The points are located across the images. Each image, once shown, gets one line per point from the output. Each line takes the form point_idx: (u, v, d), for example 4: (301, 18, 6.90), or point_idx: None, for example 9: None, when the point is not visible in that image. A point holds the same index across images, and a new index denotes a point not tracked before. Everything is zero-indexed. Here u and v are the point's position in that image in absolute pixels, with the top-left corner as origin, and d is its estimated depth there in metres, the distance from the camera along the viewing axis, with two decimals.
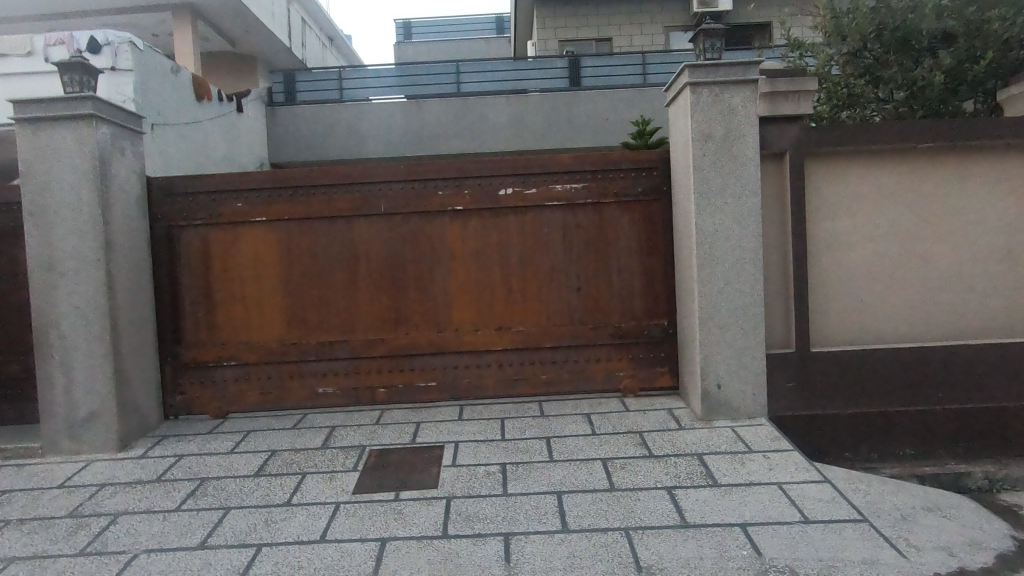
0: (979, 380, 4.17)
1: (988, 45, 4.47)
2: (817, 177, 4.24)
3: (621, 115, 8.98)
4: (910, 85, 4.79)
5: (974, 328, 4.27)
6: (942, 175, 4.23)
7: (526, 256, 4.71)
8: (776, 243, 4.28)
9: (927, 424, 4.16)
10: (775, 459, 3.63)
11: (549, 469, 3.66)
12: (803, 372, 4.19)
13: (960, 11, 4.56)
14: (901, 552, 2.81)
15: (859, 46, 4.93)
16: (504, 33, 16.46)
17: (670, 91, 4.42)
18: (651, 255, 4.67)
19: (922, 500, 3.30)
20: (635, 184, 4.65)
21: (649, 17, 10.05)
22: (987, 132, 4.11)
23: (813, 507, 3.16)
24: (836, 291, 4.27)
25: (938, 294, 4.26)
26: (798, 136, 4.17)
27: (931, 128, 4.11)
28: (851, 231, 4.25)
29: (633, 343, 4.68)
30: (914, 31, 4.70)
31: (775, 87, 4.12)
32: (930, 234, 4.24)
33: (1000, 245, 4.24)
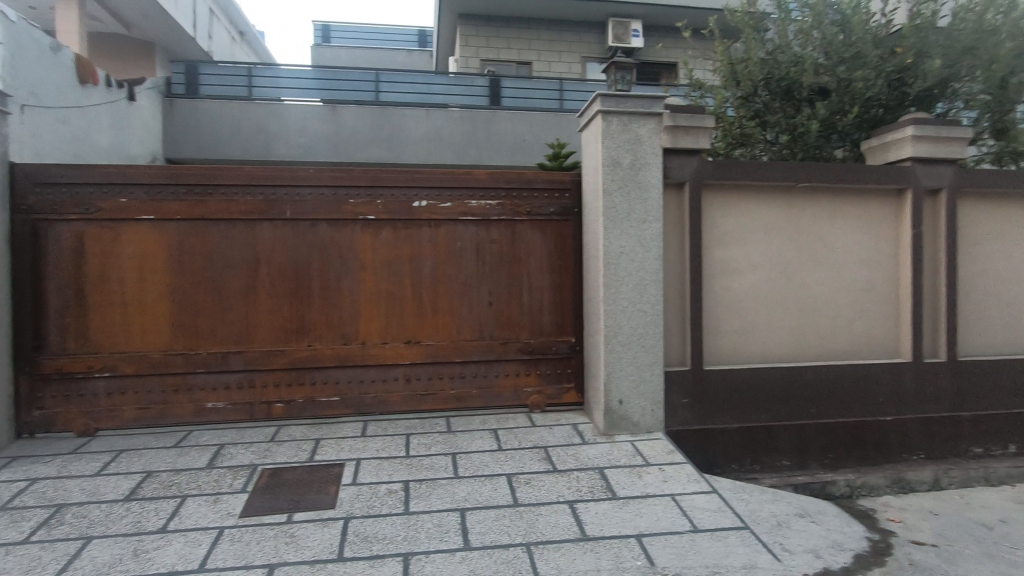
0: (844, 398, 4.65)
1: (854, 102, 5.08)
2: (713, 207, 4.59)
3: (538, 136, 9.17)
4: (792, 130, 5.35)
5: (841, 349, 4.76)
6: (816, 212, 4.73)
7: (438, 270, 4.67)
8: (675, 266, 4.56)
9: (801, 437, 4.56)
10: (670, 472, 3.81)
11: (454, 485, 3.61)
12: (696, 388, 4.46)
13: (833, 69, 5.11)
14: (776, 556, 3.05)
15: (750, 91, 5.43)
16: (426, 47, 16.49)
17: (583, 117, 4.63)
18: (560, 273, 4.80)
19: (794, 507, 3.61)
20: (548, 204, 4.78)
21: (567, 46, 10.47)
22: (852, 177, 4.65)
23: (702, 516, 3.35)
24: (726, 313, 4.61)
25: (812, 319, 4.72)
26: (696, 168, 4.49)
27: (807, 169, 4.59)
28: (740, 258, 4.62)
29: (541, 359, 4.75)
30: (796, 83, 5.25)
31: (677, 121, 4.41)
32: (805, 264, 4.71)
33: (862, 276, 4.79)
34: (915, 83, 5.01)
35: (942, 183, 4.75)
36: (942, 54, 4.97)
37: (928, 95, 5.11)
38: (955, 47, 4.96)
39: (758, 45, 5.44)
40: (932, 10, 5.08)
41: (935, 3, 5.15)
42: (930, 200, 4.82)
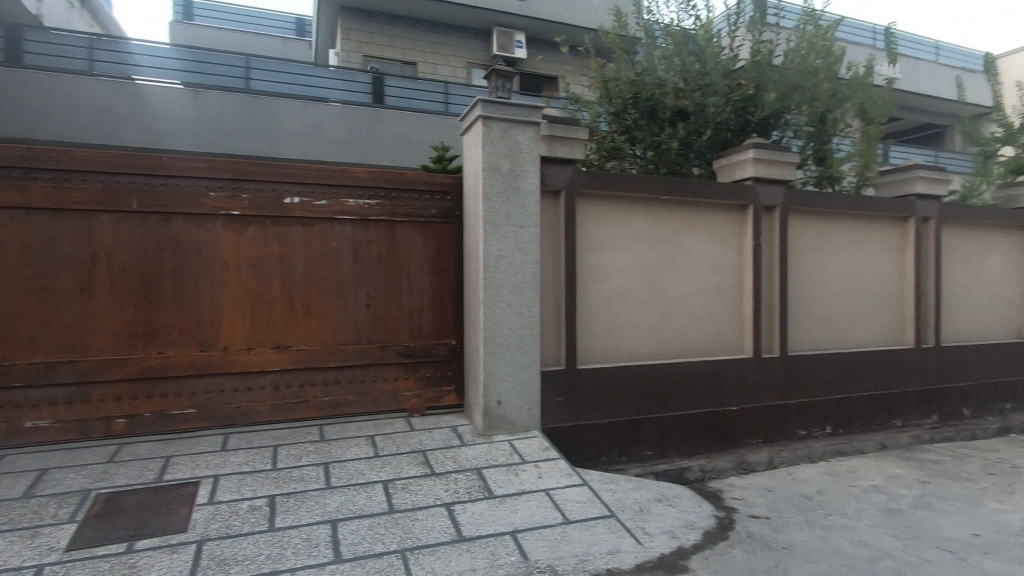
0: (698, 391, 5.14)
1: (707, 125, 5.67)
2: (586, 214, 4.85)
3: (423, 138, 8.99)
4: (656, 147, 5.84)
5: (696, 348, 5.27)
6: (676, 222, 5.19)
7: (312, 271, 4.44)
8: (551, 270, 4.75)
9: (663, 428, 4.96)
10: (544, 468, 3.95)
11: (325, 497, 3.44)
12: (569, 387, 4.68)
13: (690, 94, 5.65)
14: (638, 540, 3.29)
15: (620, 108, 5.86)
16: (304, 37, 15.66)
17: (464, 121, 4.67)
18: (440, 276, 4.78)
19: (655, 493, 3.92)
20: (428, 206, 4.74)
21: (452, 50, 10.50)
22: (705, 193, 5.17)
23: (573, 508, 3.52)
24: (598, 315, 4.89)
25: (672, 320, 5.17)
26: (570, 177, 4.72)
27: (669, 184, 5.03)
28: (610, 264, 4.94)
29: (420, 362, 4.70)
30: (659, 104, 5.74)
31: (552, 131, 4.61)
32: (666, 270, 5.15)
33: (712, 281, 5.34)
34: (755, 113, 5.70)
35: (776, 201, 5.46)
36: (776, 88, 5.70)
37: (765, 123, 5.84)
38: (786, 84, 5.71)
39: (627, 66, 5.87)
40: (769, 50, 5.80)
41: (771, 43, 5.89)
42: (767, 215, 5.51)
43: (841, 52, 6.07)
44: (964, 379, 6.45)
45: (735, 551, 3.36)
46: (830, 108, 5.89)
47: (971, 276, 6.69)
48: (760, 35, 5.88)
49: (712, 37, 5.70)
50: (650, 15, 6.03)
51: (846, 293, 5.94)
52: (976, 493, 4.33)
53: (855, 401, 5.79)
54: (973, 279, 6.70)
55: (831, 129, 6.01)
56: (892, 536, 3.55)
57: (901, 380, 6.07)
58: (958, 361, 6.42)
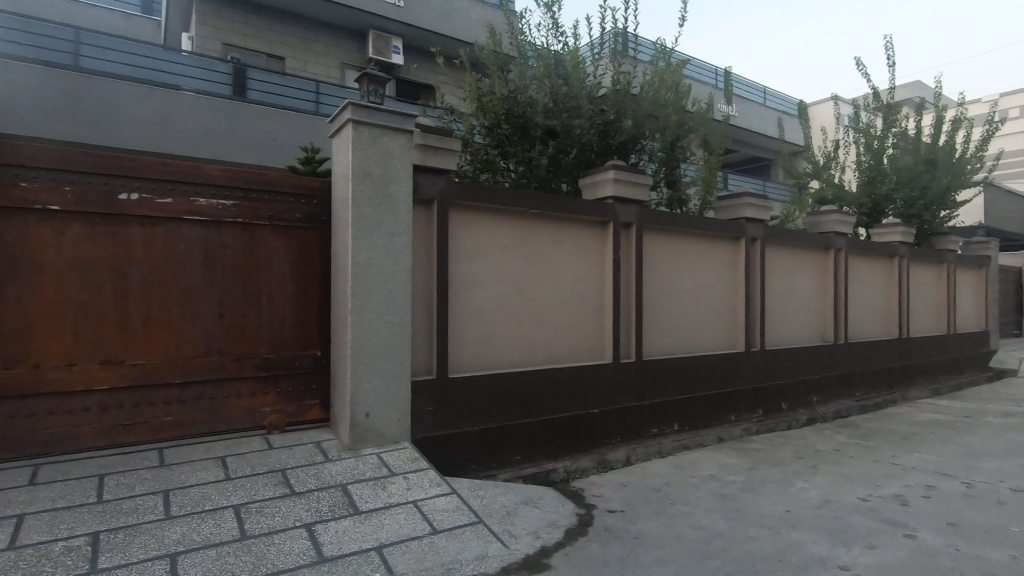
0: (563, 395, 5.41)
1: (574, 145, 6.04)
2: (459, 224, 4.91)
3: (290, 136, 8.47)
4: (527, 163, 6.11)
5: (561, 355, 5.55)
6: (544, 234, 5.45)
7: (153, 276, 3.98)
8: (422, 280, 4.73)
9: (530, 433, 5.13)
10: (412, 479, 3.88)
11: (163, 529, 3.08)
12: (440, 396, 4.67)
13: (559, 114, 5.99)
14: (504, 543, 3.39)
15: (494, 123, 6.07)
16: (151, 15, 14.05)
17: (333, 123, 4.51)
18: (305, 284, 4.54)
19: (521, 497, 4.06)
20: (293, 210, 4.49)
21: (325, 48, 10.08)
22: (571, 209, 5.50)
23: (441, 517, 3.51)
24: (469, 324, 4.97)
25: (539, 329, 5.41)
26: (443, 187, 4.75)
27: (537, 198, 5.27)
28: (481, 274, 5.04)
29: (281, 375, 4.41)
30: (530, 122, 6.00)
31: (426, 140, 4.62)
32: (534, 280, 5.38)
33: (576, 292, 5.67)
34: (615, 137, 6.18)
35: (632, 219, 5.96)
36: (634, 116, 6.23)
37: (624, 147, 6.35)
38: (642, 112, 6.27)
39: (501, 83, 6.07)
40: (627, 80, 6.32)
41: (630, 74, 6.42)
42: (625, 232, 5.99)
43: (688, 88, 6.79)
44: (782, 377, 7.50)
45: (592, 545, 3.57)
46: (678, 138, 6.57)
47: (787, 288, 7.82)
48: (620, 66, 6.39)
49: (579, 63, 6.08)
50: (523, 36, 6.30)
51: (690, 303, 6.65)
52: (789, 475, 5.05)
53: (698, 400, 6.47)
54: (789, 291, 7.84)
55: (679, 156, 6.71)
56: (724, 518, 4.02)
57: (734, 380, 6.90)
58: (778, 362, 7.46)
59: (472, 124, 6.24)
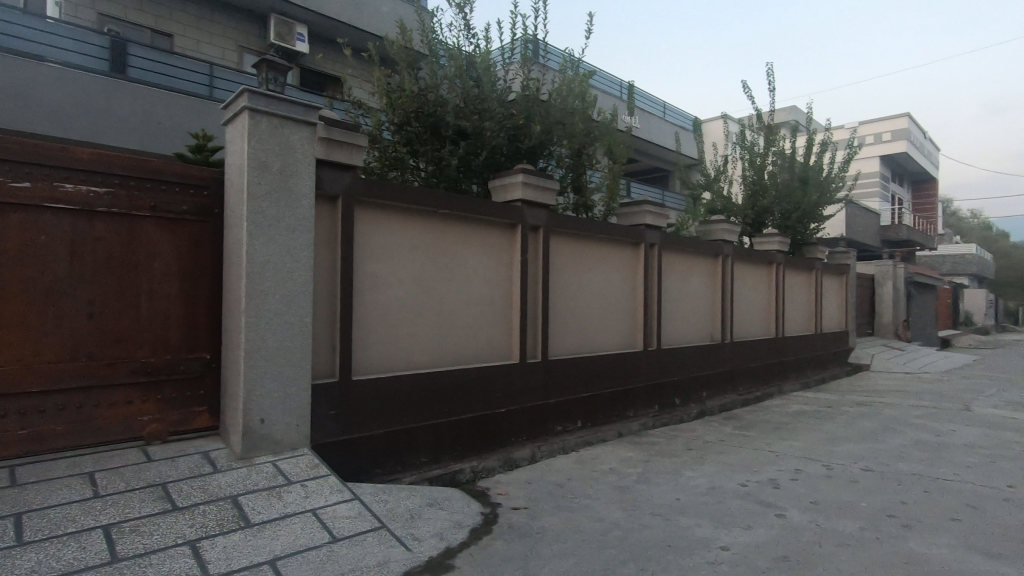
0: (470, 395, 5.42)
1: (484, 147, 6.08)
2: (365, 222, 4.78)
3: (179, 121, 7.79)
4: (436, 162, 6.07)
5: (468, 356, 5.56)
6: (453, 235, 5.44)
7: (6, 271, 3.50)
8: (325, 279, 4.54)
9: (437, 434, 5.10)
10: (311, 486, 3.71)
11: (14, 557, 2.71)
12: (342, 399, 4.51)
13: (469, 115, 6.00)
14: (407, 547, 3.35)
15: (403, 120, 5.96)
16: None
17: (228, 109, 4.22)
18: (193, 281, 4.20)
19: (426, 499, 4.03)
20: (180, 201, 4.14)
21: (220, 29, 9.40)
22: (480, 210, 5.54)
23: (341, 525, 3.39)
24: (374, 324, 4.84)
25: (446, 329, 5.39)
26: (348, 183, 4.60)
27: (446, 198, 5.26)
28: (388, 273, 4.93)
29: (163, 381, 4.05)
30: (441, 122, 5.97)
31: (331, 134, 4.46)
32: (442, 280, 5.35)
33: (484, 293, 5.72)
34: (525, 141, 6.30)
35: (539, 222, 6.11)
36: (543, 121, 6.38)
37: (533, 151, 6.49)
38: (550, 119, 6.44)
39: (411, 80, 5.98)
40: (536, 87, 6.46)
41: (539, 81, 6.57)
42: (532, 234, 6.12)
43: (593, 99, 7.08)
44: (675, 374, 8.02)
45: (496, 543, 3.61)
46: (584, 145, 6.82)
47: (680, 291, 8.38)
48: (529, 72, 6.52)
49: (489, 66, 6.14)
50: (435, 35, 6.25)
51: (593, 304, 6.93)
52: (680, 465, 5.41)
53: (599, 397, 6.76)
54: (682, 294, 8.40)
55: (585, 163, 6.97)
56: (621, 509, 4.23)
57: (632, 377, 7.29)
58: (672, 360, 7.97)
59: (380, 120, 6.09)
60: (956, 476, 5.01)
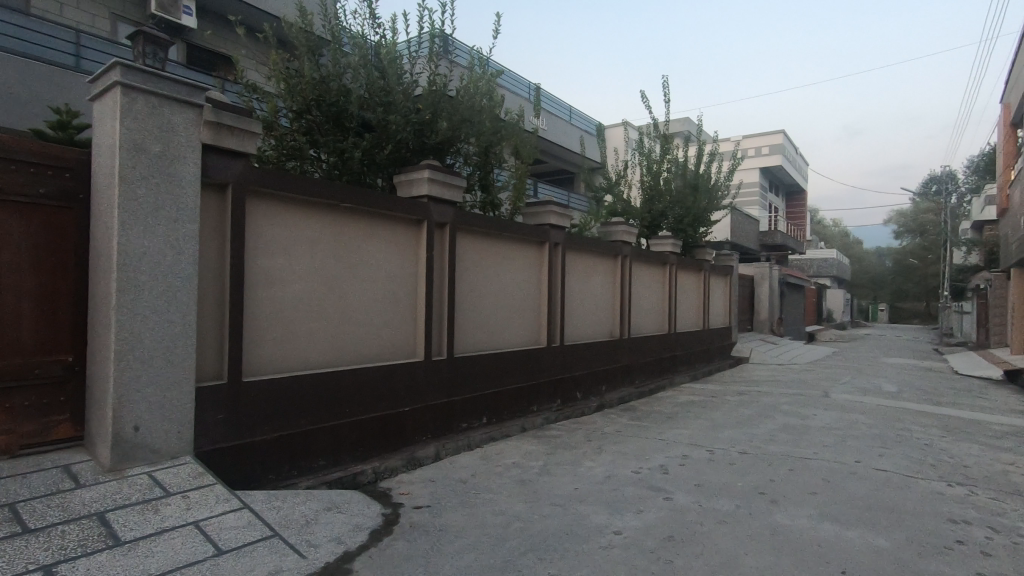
0: (372, 395, 5.28)
1: (389, 140, 5.95)
2: (258, 214, 4.49)
3: (35, 93, 6.87)
4: (338, 154, 5.84)
5: (370, 354, 5.42)
6: (355, 230, 5.26)
7: None
8: (213, 274, 4.22)
9: (336, 435, 4.91)
10: (194, 497, 3.44)
11: None
12: (231, 402, 4.22)
13: (374, 107, 5.84)
14: (302, 554, 3.21)
15: (302, 108, 5.67)
16: None
17: (96, 84, 3.79)
18: (52, 275, 3.72)
19: (323, 503, 3.88)
20: (35, 184, 3.65)
21: None
22: (384, 205, 5.40)
23: (228, 536, 3.18)
24: (267, 321, 4.57)
25: (347, 327, 5.20)
26: (240, 172, 4.30)
27: (349, 191, 5.07)
28: (283, 268, 4.67)
29: (14, 388, 3.56)
30: (343, 111, 5.75)
31: (220, 118, 4.12)
32: (343, 277, 5.16)
33: (388, 289, 5.59)
34: (431, 137, 6.24)
35: (446, 219, 6.08)
36: (449, 118, 6.35)
37: (440, 147, 6.45)
38: (457, 116, 6.43)
39: (312, 66, 5.70)
40: (444, 83, 6.42)
41: (446, 77, 6.54)
42: (439, 232, 6.08)
43: (500, 98, 7.15)
44: (577, 369, 8.33)
45: (397, 543, 3.57)
46: (492, 144, 6.88)
47: (582, 289, 8.70)
48: (436, 67, 6.47)
49: (395, 58, 6.00)
50: (337, 20, 5.99)
51: (498, 302, 7.01)
52: (579, 456, 5.64)
53: (504, 393, 6.86)
54: (584, 293, 8.74)
55: (492, 162, 7.04)
56: (522, 501, 4.33)
57: (536, 373, 7.47)
58: (573, 355, 8.27)
59: (276, 106, 5.75)
60: (815, 455, 5.65)
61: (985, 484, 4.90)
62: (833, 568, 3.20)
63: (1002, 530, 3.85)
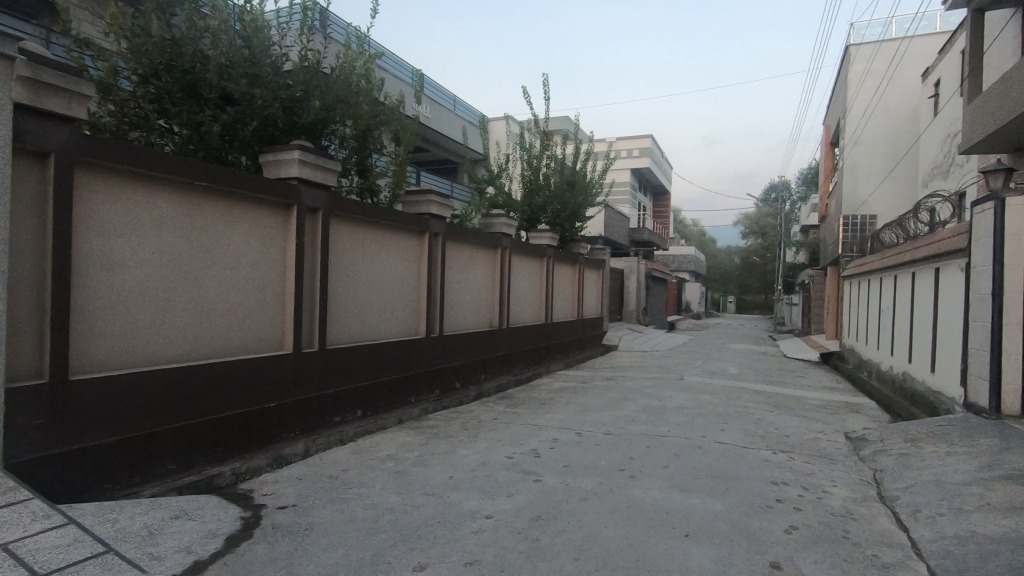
0: (232, 391, 4.88)
1: (253, 116, 5.50)
2: (92, 189, 3.93)
3: None
4: (193, 126, 5.26)
5: (231, 347, 5.00)
6: (213, 212, 4.81)
7: None
8: (30, 255, 3.62)
9: (189, 436, 4.47)
10: (1, 515, 2.94)
11: None
12: (54, 404, 3.66)
13: (236, 78, 5.36)
14: (142, 569, 2.90)
15: (148, 72, 5.01)
16: None
17: None
18: None
19: (171, 511, 3.54)
20: None
21: None
22: (248, 186, 4.99)
23: (46, 557, 2.76)
24: (103, 312, 4.02)
25: (203, 318, 4.75)
26: (67, 140, 3.72)
27: (205, 168, 4.61)
28: (123, 252, 4.14)
29: None
30: (200, 79, 5.21)
31: (40, 76, 3.49)
32: (198, 264, 4.69)
33: (251, 278, 5.18)
34: (302, 115, 5.88)
35: (318, 204, 5.76)
36: (322, 97, 6.02)
37: (312, 128, 6.09)
38: (331, 95, 6.10)
39: (161, 25, 5.05)
40: (316, 59, 6.08)
41: (319, 53, 6.20)
42: (310, 217, 5.76)
43: (378, 81, 6.93)
44: (455, 359, 8.38)
45: (257, 545, 3.36)
46: (370, 128, 6.66)
47: (462, 280, 8.75)
48: (308, 42, 6.09)
49: (261, 27, 5.55)
50: None
51: (375, 291, 6.82)
52: (455, 445, 5.69)
53: (379, 385, 6.70)
54: (464, 283, 8.80)
55: (369, 147, 6.82)
56: (395, 493, 4.28)
57: (413, 364, 7.39)
58: (452, 345, 8.31)
59: (115, 66, 5.01)
60: (669, 432, 6.24)
61: (800, 450, 5.75)
62: (678, 532, 3.56)
63: (810, 488, 4.55)
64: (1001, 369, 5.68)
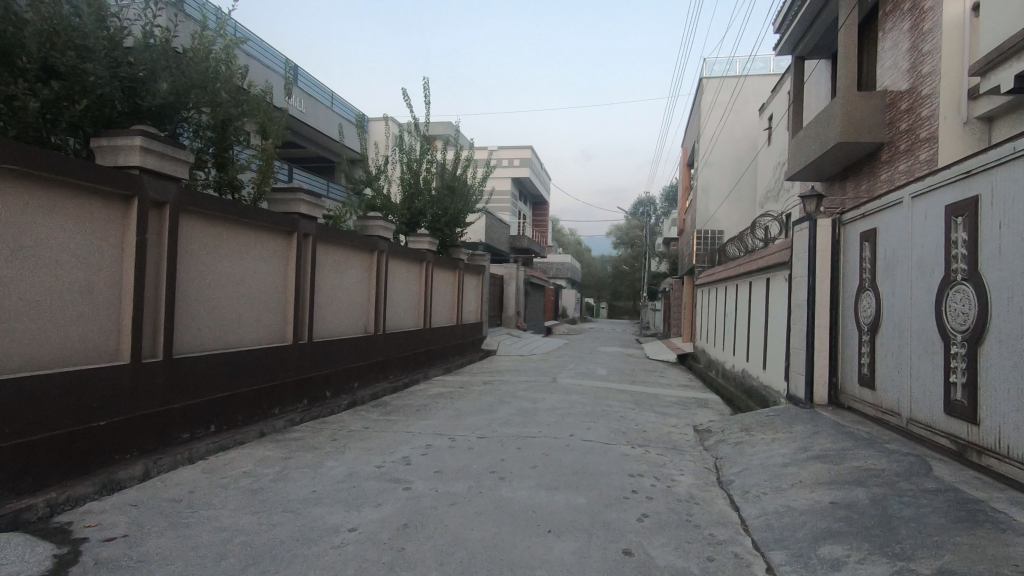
0: (49, 409, 4.19)
1: (85, 95, 4.81)
2: None
3: None
4: (3, 100, 4.46)
5: (48, 357, 4.32)
6: (27, 201, 4.12)
7: None
8: None
9: None
10: None
11: None
12: None
13: (63, 49, 4.67)
14: None
15: None
16: None
17: None
18: None
19: None
20: None
21: None
22: (73, 173, 4.35)
23: None
24: None
25: (10, 325, 4.03)
26: None
27: (15, 149, 3.94)
28: None
29: None
30: (13, 45, 4.48)
31: None
32: (5, 261, 3.99)
33: (76, 278, 4.51)
34: (147, 98, 5.27)
35: (165, 198, 5.17)
36: (171, 80, 5.44)
37: (160, 113, 5.47)
38: (183, 79, 5.54)
39: None
40: (165, 37, 5.51)
41: (169, 31, 5.62)
42: (155, 211, 5.15)
43: (241, 67, 6.43)
44: (326, 366, 7.98)
45: None
46: (229, 117, 6.14)
47: (334, 284, 8.36)
48: (156, 16, 5.48)
49: None
50: None
51: (233, 294, 6.28)
52: (321, 457, 5.41)
53: (237, 396, 6.16)
54: (337, 287, 8.42)
55: (230, 138, 6.31)
56: (249, 513, 3.96)
57: (277, 373, 6.90)
58: (322, 352, 7.89)
59: None
60: (540, 433, 6.46)
61: (655, 443, 6.26)
62: (541, 529, 3.69)
63: (661, 477, 4.97)
64: (814, 365, 6.65)
